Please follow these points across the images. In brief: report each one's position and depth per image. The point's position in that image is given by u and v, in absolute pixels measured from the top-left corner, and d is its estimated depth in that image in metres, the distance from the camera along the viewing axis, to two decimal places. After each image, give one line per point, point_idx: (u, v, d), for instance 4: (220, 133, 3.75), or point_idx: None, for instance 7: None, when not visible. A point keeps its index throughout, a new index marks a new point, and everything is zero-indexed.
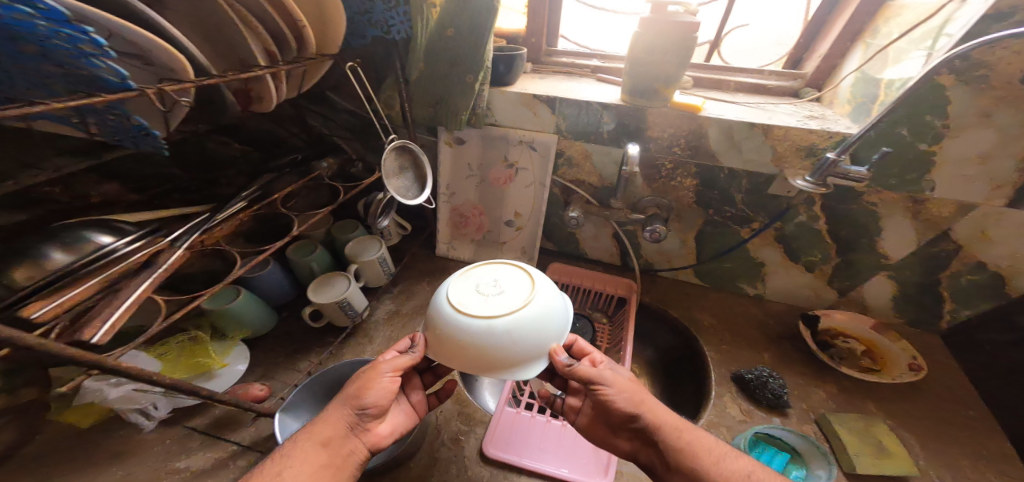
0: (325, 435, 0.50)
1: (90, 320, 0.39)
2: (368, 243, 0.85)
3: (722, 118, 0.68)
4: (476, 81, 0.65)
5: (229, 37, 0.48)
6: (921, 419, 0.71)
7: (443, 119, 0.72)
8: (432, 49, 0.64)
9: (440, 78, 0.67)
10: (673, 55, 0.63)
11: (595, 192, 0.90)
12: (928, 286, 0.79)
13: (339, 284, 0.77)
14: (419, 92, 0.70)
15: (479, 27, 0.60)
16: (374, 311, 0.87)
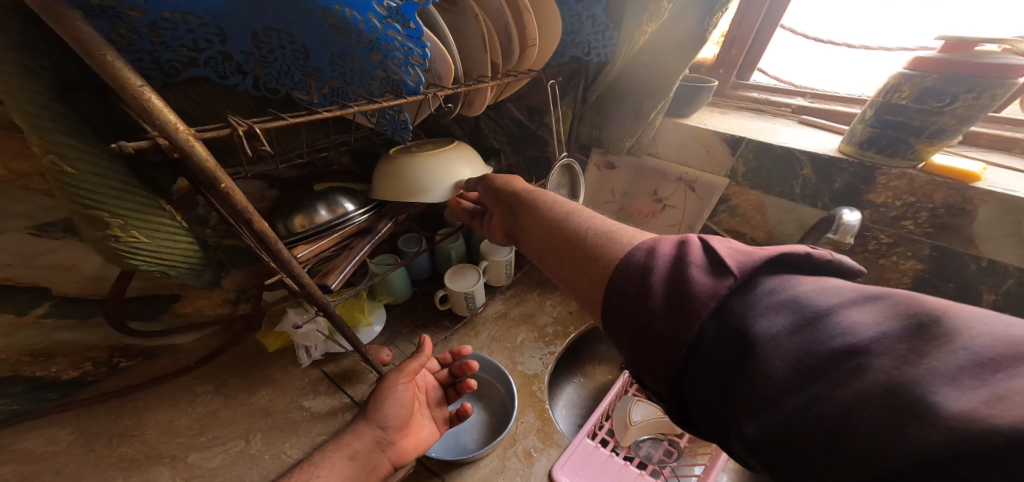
0: (352, 445, 0.52)
1: (335, 268, 0.45)
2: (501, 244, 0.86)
3: (1012, 196, 0.48)
4: (654, 110, 0.59)
5: (469, 48, 0.46)
6: None
7: (605, 143, 0.67)
8: (622, 75, 0.60)
9: (616, 104, 0.63)
10: (954, 110, 0.46)
11: (757, 250, 0.75)
12: None
13: (468, 277, 0.80)
14: (590, 113, 0.67)
15: (677, 56, 0.53)
16: (484, 308, 0.87)
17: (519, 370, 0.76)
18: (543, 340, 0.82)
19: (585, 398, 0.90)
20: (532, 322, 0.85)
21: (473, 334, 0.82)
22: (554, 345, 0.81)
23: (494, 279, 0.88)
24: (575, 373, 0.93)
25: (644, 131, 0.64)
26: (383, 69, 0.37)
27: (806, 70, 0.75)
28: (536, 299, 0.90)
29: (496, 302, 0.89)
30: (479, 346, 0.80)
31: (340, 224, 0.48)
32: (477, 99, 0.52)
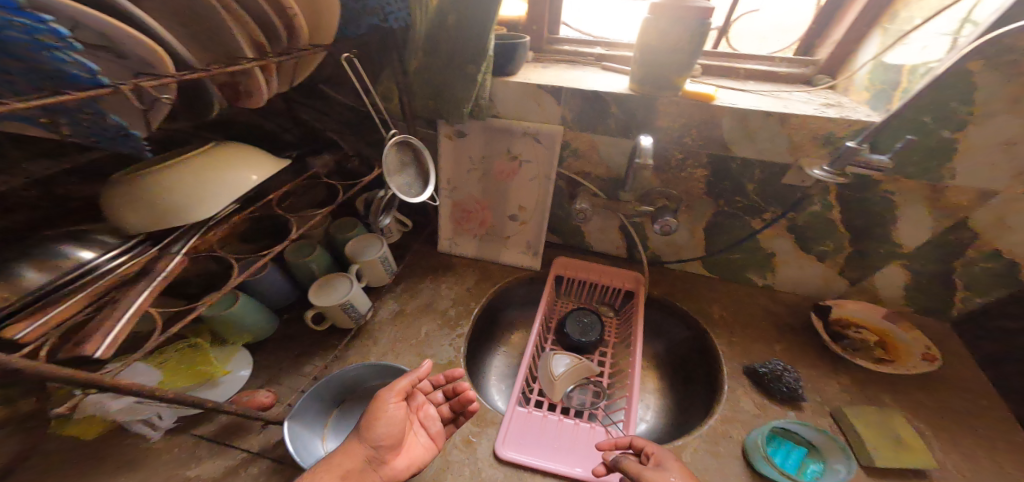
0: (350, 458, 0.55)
1: (93, 333, 0.38)
2: (370, 242, 0.82)
3: (736, 106, 0.67)
4: (478, 71, 0.64)
5: (216, 30, 0.46)
6: (937, 415, 0.71)
7: (444, 112, 0.71)
8: (430, 40, 0.63)
9: (439, 69, 0.66)
10: (687, 43, 0.63)
11: (604, 185, 0.88)
12: (940, 274, 0.78)
13: (340, 287, 0.73)
14: (418, 85, 0.69)
15: (481, 16, 0.59)
16: (376, 312, 0.86)
17: (431, 362, 0.78)
18: (448, 325, 0.85)
19: (510, 365, 0.97)
20: (432, 311, 0.88)
21: (371, 343, 0.80)
22: (460, 326, 0.85)
23: (376, 280, 0.84)
24: (495, 344, 0.99)
25: (476, 93, 0.69)
26: (19, 59, 0.34)
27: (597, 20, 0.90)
28: (428, 286, 0.93)
29: (388, 304, 0.89)
30: (381, 352, 0.78)
31: (87, 276, 0.45)
32: (251, 85, 0.53)
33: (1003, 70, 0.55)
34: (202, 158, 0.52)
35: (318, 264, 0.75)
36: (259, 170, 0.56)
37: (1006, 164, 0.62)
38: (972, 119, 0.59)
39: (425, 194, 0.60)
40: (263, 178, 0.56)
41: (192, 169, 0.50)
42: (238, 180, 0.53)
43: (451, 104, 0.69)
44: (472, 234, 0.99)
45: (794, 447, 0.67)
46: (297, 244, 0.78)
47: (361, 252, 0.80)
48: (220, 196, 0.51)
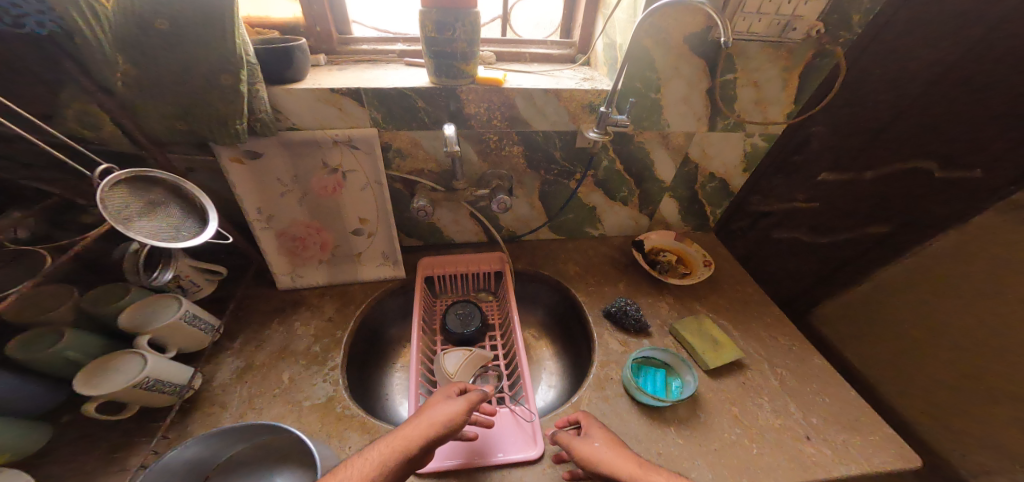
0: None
1: None
2: (163, 303, 0.67)
3: (523, 88, 0.77)
4: (236, 80, 0.59)
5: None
6: (724, 306, 0.97)
7: (207, 134, 0.62)
8: (150, 53, 0.55)
9: (177, 84, 0.57)
10: (461, 33, 0.69)
11: (439, 178, 0.90)
12: (692, 198, 1.04)
13: (129, 368, 0.58)
14: (152, 104, 0.58)
15: (214, 15, 0.55)
16: (213, 376, 0.72)
17: (309, 404, 0.71)
18: (316, 363, 0.77)
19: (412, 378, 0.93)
20: (289, 355, 0.78)
21: (220, 407, 0.68)
22: (331, 359, 0.78)
23: (190, 344, 0.69)
24: (392, 363, 0.94)
25: (246, 107, 0.63)
26: None
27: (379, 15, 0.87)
28: (279, 331, 0.82)
29: (230, 362, 0.75)
30: (237, 413, 0.68)
31: None
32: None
33: (661, 48, 0.75)
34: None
35: (78, 350, 0.59)
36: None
37: (687, 110, 0.85)
38: (659, 82, 0.79)
39: (205, 233, 0.53)
40: None
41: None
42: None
43: (217, 122, 0.61)
44: (316, 260, 0.90)
45: (656, 371, 0.81)
46: (31, 334, 0.59)
47: (149, 320, 0.64)
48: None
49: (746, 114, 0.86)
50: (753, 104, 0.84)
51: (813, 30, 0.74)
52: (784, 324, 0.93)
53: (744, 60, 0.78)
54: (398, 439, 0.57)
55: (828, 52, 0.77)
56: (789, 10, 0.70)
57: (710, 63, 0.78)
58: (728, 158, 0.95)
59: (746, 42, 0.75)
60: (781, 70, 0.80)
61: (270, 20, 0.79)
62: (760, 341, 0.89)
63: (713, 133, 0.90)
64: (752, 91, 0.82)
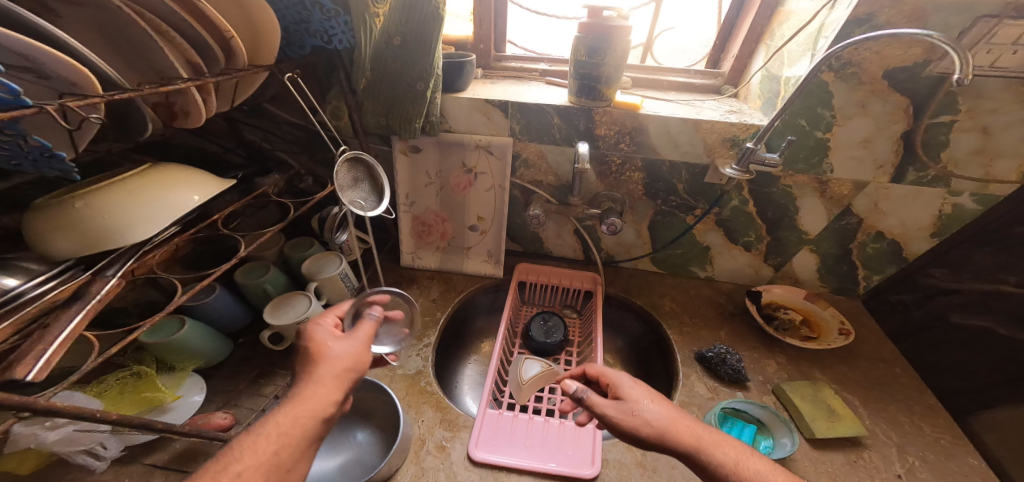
0: (281, 457, 0.44)
1: (18, 358, 0.35)
2: (328, 259, 0.81)
3: (660, 116, 0.78)
4: (428, 88, 0.68)
5: (149, 52, 0.45)
6: (857, 380, 0.83)
7: (396, 127, 0.74)
8: (380, 57, 0.66)
9: (391, 83, 0.68)
10: (616, 60, 0.73)
11: (553, 191, 0.94)
12: (842, 255, 0.91)
13: (299, 306, 0.72)
14: (370, 103, 0.71)
15: (427, 33, 0.63)
16: (340, 330, 0.85)
17: (400, 373, 0.79)
18: (414, 337, 0.86)
19: (483, 372, 0.99)
20: None
21: None
22: (427, 336, 0.86)
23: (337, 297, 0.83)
24: (469, 354, 1.01)
25: (428, 109, 0.72)
26: None
27: (533, 36, 0.96)
28: None
29: None
30: None
31: (18, 300, 0.39)
32: (189, 105, 0.52)
33: (850, 81, 0.68)
34: (141, 177, 0.51)
35: (273, 284, 0.74)
36: (202, 191, 0.55)
37: (870, 153, 0.75)
38: (835, 120, 0.72)
39: (381, 208, 0.62)
40: (206, 198, 0.55)
41: (134, 188, 0.49)
42: (178, 201, 0.52)
43: (405, 119, 0.72)
44: (434, 248, 1.01)
45: (745, 426, 0.73)
46: (247, 266, 0.77)
47: (319, 271, 0.78)
48: (158, 218, 0.49)
49: (958, 166, 0.73)
50: (975, 153, 0.71)
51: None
52: (936, 415, 0.76)
53: (976, 99, 0.66)
54: (302, 406, 0.47)
55: None
56: None
57: (919, 101, 0.68)
58: (913, 217, 0.82)
59: (985, 77, 0.64)
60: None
61: (449, 38, 0.92)
62: (899, 431, 0.73)
63: (895, 188, 0.78)
64: (978, 138, 0.69)
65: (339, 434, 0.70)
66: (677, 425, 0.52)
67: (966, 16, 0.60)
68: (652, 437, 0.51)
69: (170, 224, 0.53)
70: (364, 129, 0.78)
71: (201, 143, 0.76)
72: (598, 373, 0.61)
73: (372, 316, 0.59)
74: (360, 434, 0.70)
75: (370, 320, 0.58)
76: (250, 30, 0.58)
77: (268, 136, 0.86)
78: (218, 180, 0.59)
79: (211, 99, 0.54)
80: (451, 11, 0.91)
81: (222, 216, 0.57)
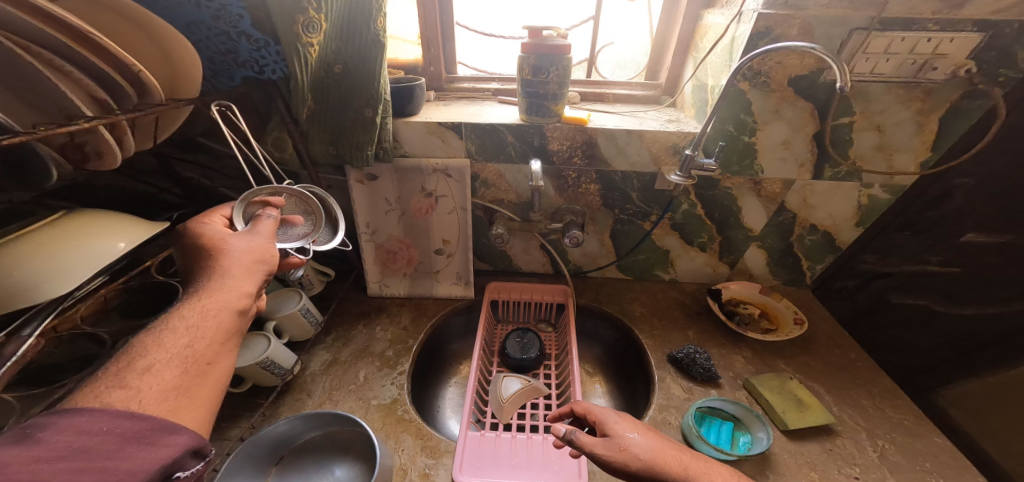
0: (198, 349, 0.43)
1: None
2: (286, 297, 0.79)
3: (606, 129, 0.82)
4: (375, 115, 0.69)
5: (47, 90, 0.44)
6: (817, 367, 0.87)
7: (346, 156, 0.74)
8: (320, 85, 0.66)
9: (336, 110, 0.69)
10: (556, 78, 0.76)
11: (516, 208, 0.96)
12: (786, 249, 0.98)
13: (257, 347, 0.70)
14: (319, 132, 0.72)
15: (368, 58, 0.64)
16: (307, 366, 0.82)
17: (376, 403, 0.77)
18: (387, 366, 0.84)
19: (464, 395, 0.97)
20: (368, 355, 0.86)
21: (306, 395, 0.76)
22: (401, 364, 0.85)
23: (299, 334, 0.80)
24: (447, 377, 0.99)
25: (378, 136, 0.73)
26: None
27: (480, 56, 0.99)
28: (362, 332, 0.91)
29: (319, 355, 0.85)
30: (316, 403, 0.75)
31: None
32: (101, 145, 0.50)
33: (762, 89, 0.74)
34: (56, 229, 0.48)
35: None
36: (129, 237, 0.53)
37: (791, 155, 0.81)
38: (758, 126, 0.78)
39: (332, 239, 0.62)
40: (134, 244, 0.53)
41: (50, 239, 0.47)
42: (102, 250, 0.49)
43: (355, 148, 0.72)
44: (400, 274, 1.00)
45: (723, 424, 0.75)
46: None
47: (275, 309, 0.76)
48: (78, 270, 0.46)
49: (864, 161, 0.80)
50: (875, 150, 0.79)
51: (961, 69, 0.67)
52: (891, 394, 0.81)
53: (866, 101, 0.73)
54: (210, 303, 0.46)
55: (980, 92, 0.69)
56: (927, 48, 0.66)
57: (820, 105, 0.74)
58: (838, 209, 0.89)
59: (868, 82, 0.71)
60: (915, 112, 0.74)
61: (397, 62, 0.94)
62: (860, 413, 0.78)
63: (818, 184, 0.85)
64: (875, 136, 0.77)
65: (316, 469, 0.66)
66: (663, 456, 0.52)
67: (843, 30, 0.67)
68: (643, 472, 0.50)
69: (95, 275, 0.50)
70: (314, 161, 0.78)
71: (131, 183, 0.73)
72: (587, 411, 0.61)
73: (270, 217, 0.56)
74: (337, 469, 0.66)
75: (269, 219, 0.55)
76: (165, 60, 0.58)
77: (206, 172, 0.84)
78: (148, 225, 0.57)
79: (126, 137, 0.53)
80: (395, 34, 0.92)
81: (152, 262, 0.55)
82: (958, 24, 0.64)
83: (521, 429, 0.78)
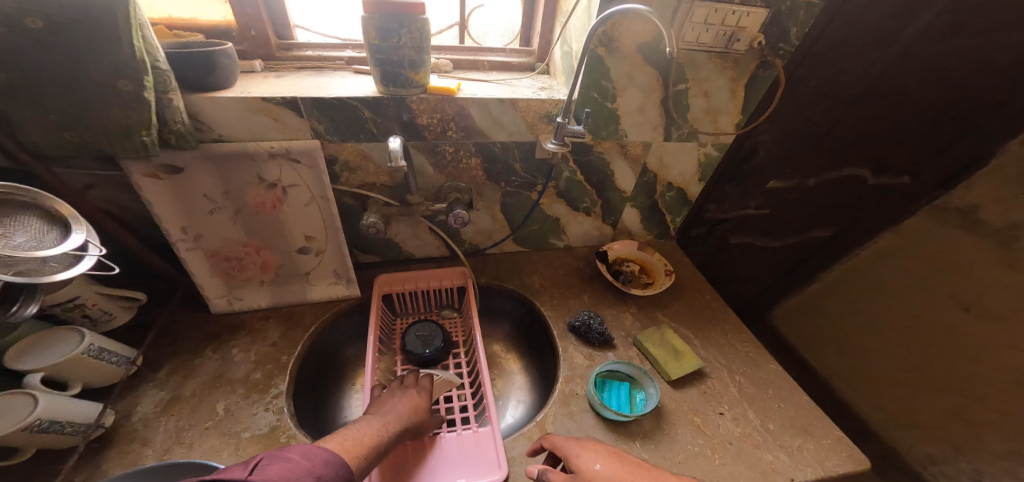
0: (359, 443, 0.56)
1: None
2: (62, 336, 0.59)
3: (478, 98, 0.75)
4: (139, 87, 0.53)
5: None
6: (690, 312, 0.97)
7: (108, 146, 0.56)
8: (19, 49, 0.48)
9: (66, 84, 0.51)
10: (409, 41, 0.66)
11: (391, 192, 0.86)
12: (653, 206, 1.05)
13: (14, 409, 0.51)
14: (38, 112, 0.52)
15: (95, 19, 0.48)
16: (130, 412, 0.64)
17: (249, 434, 0.64)
18: (256, 391, 0.70)
19: None
20: (226, 383, 0.70)
21: (138, 450, 0.60)
22: (275, 386, 0.71)
23: (93, 380, 0.62)
24: (348, 386, 0.87)
25: (156, 116, 0.57)
26: None
27: (323, 19, 0.83)
28: (211, 359, 0.74)
29: (153, 391, 0.67)
30: (156, 452, 0.59)
31: None
32: None
33: (617, 55, 0.74)
34: None
35: None
36: None
37: (647, 119, 0.85)
38: (616, 90, 0.78)
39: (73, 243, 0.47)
40: None
41: None
42: None
43: (120, 132, 0.55)
44: (256, 283, 0.83)
45: (621, 385, 0.79)
46: None
47: (35, 357, 0.55)
48: None
49: (698, 123, 0.87)
50: (704, 112, 0.86)
51: (755, 42, 0.75)
52: (738, 329, 0.94)
53: (693, 69, 0.78)
54: (398, 404, 0.67)
55: (767, 63, 0.79)
56: (733, 20, 0.71)
57: (663, 72, 0.78)
58: (685, 168, 0.97)
59: (691, 51, 0.75)
60: (728, 80, 0.81)
61: (199, 24, 0.73)
62: (716, 351, 0.89)
63: (669, 144, 0.91)
64: (704, 101, 0.84)
65: None
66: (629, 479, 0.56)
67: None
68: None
69: None
70: (58, 154, 0.57)
71: None
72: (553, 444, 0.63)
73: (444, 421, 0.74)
74: None
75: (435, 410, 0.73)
76: None
77: None
78: None
79: None
80: None
81: None
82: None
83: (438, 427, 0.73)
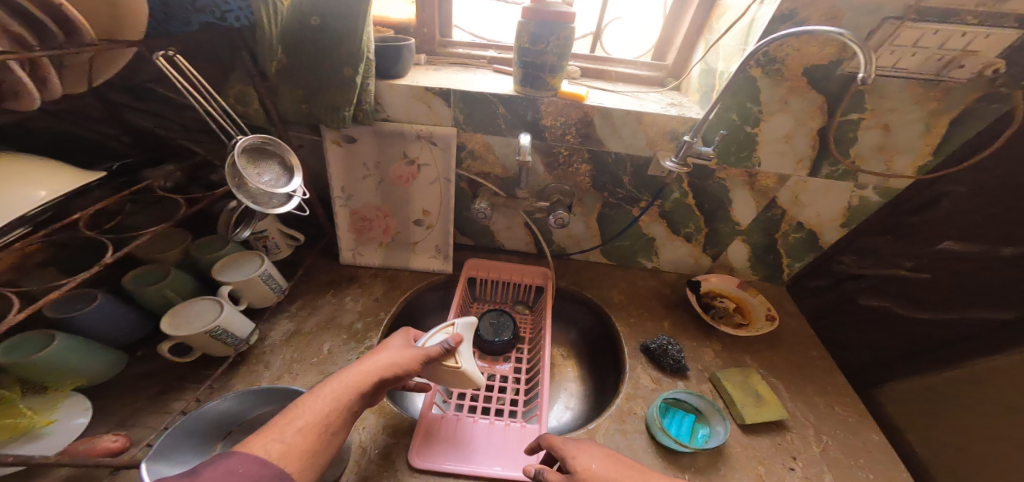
0: (330, 416, 0.54)
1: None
2: (245, 261, 0.75)
3: (602, 107, 0.78)
4: (356, 74, 0.64)
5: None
6: (782, 364, 0.89)
7: (320, 115, 0.69)
8: (292, 38, 0.62)
9: (309, 66, 0.64)
10: (555, 49, 0.71)
11: (501, 184, 0.91)
12: (769, 245, 0.98)
13: (207, 313, 0.67)
14: (285, 86, 0.66)
15: (348, 28, 0.61)
16: (267, 336, 0.78)
17: None
18: (354, 339, 0.81)
19: None
20: (335, 326, 0.83)
21: (262, 367, 0.73)
22: (369, 339, 0.81)
23: (258, 300, 0.77)
24: None
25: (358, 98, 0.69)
26: None
27: (479, 21, 0.92)
28: (329, 301, 0.87)
29: (282, 324, 0.81)
30: (273, 376, 0.72)
31: None
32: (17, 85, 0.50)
33: (774, 77, 0.71)
34: None
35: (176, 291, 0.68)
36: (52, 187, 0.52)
37: (790, 148, 0.80)
38: (762, 115, 0.76)
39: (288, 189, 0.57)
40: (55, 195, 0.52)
41: None
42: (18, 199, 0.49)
43: (331, 107, 0.68)
44: (376, 243, 0.95)
45: (685, 415, 0.76)
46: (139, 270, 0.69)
47: (228, 273, 0.72)
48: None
49: (863, 161, 0.79)
50: (876, 150, 0.78)
51: (988, 69, 0.66)
52: (846, 394, 0.84)
53: (878, 97, 0.72)
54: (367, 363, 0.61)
55: (998, 95, 0.68)
56: (958, 43, 0.64)
57: (832, 100, 0.73)
58: (827, 209, 0.89)
59: (889, 77, 0.70)
60: (928, 112, 0.72)
61: (387, 20, 0.87)
62: (814, 411, 0.80)
63: (812, 180, 0.84)
64: (880, 135, 0.76)
65: None
66: None
67: (874, 18, 0.64)
68: None
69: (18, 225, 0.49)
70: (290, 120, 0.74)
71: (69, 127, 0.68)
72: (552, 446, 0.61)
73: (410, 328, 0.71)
74: None
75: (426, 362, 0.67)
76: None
77: (162, 121, 0.78)
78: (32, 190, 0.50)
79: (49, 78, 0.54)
80: None
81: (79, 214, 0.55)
82: (999, 19, 0.62)
83: (487, 414, 0.77)
